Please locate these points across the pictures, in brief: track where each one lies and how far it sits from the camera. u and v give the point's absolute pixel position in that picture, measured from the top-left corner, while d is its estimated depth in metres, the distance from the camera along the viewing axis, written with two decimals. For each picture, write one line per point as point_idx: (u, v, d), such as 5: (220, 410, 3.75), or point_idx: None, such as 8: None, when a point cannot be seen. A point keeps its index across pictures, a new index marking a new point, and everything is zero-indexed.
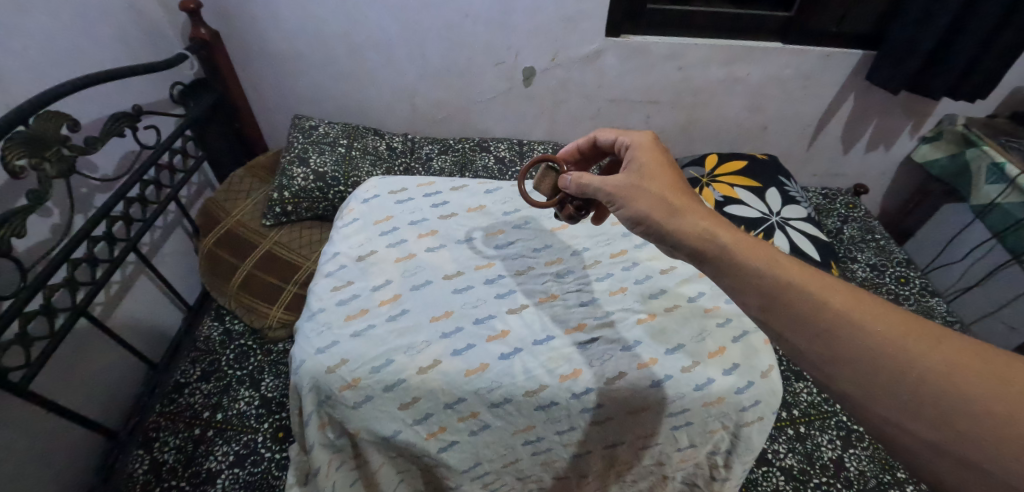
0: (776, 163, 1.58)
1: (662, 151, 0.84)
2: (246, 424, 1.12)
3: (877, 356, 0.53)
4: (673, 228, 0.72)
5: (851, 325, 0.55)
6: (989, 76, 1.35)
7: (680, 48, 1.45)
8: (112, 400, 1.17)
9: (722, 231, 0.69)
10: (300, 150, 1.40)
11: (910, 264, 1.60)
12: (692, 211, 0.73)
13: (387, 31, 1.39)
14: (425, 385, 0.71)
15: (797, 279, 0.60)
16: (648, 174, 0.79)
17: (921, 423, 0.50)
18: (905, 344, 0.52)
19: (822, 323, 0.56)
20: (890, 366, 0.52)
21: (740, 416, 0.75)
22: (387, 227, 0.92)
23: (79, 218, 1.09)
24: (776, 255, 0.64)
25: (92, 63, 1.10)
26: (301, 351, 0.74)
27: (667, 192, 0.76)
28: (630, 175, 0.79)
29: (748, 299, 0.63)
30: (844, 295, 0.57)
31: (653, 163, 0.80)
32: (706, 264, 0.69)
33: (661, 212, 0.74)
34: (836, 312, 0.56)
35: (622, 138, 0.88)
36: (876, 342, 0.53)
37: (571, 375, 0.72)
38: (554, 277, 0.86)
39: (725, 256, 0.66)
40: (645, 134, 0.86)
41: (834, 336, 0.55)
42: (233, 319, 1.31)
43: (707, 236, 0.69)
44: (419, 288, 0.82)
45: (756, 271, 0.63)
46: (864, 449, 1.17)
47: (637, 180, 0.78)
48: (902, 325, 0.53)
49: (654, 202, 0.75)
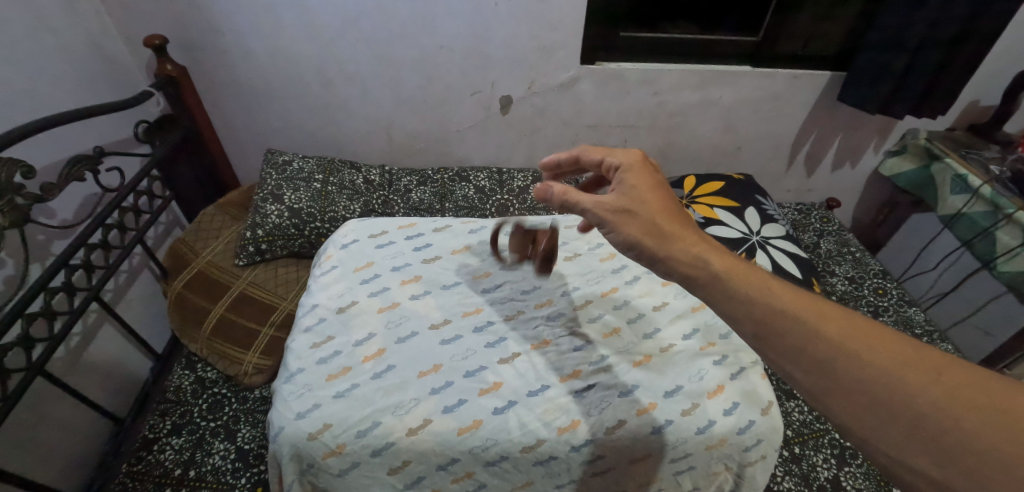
0: (751, 182, 1.61)
1: (651, 173, 0.82)
2: (221, 481, 1.06)
3: (874, 387, 0.52)
4: (663, 253, 0.71)
5: (846, 357, 0.54)
6: (949, 94, 1.41)
7: (654, 74, 1.48)
8: (73, 462, 1.08)
9: (715, 257, 0.68)
10: (273, 186, 1.35)
11: (886, 276, 1.63)
12: (682, 236, 0.72)
13: (361, 63, 1.38)
14: (415, 448, 0.67)
15: (791, 307, 0.59)
16: (638, 198, 0.77)
17: (922, 456, 0.49)
18: (902, 374, 0.51)
19: (816, 355, 0.55)
20: (886, 398, 0.51)
21: (743, 456, 0.73)
22: (368, 274, 0.88)
23: (35, 267, 1.02)
24: (768, 281, 0.64)
25: (52, 106, 1.05)
26: (278, 416, 0.70)
27: (656, 217, 0.74)
28: (619, 196, 0.78)
29: (739, 327, 0.62)
30: (837, 323, 0.57)
31: (642, 186, 0.79)
32: (696, 289, 0.68)
33: (652, 238, 0.73)
34: (831, 343, 0.55)
35: (609, 159, 0.85)
36: (873, 373, 0.53)
37: (569, 427, 0.70)
38: (545, 321, 0.84)
39: (715, 282, 0.66)
40: (634, 154, 0.83)
41: (830, 368, 0.54)
42: (206, 367, 1.24)
43: (698, 262, 0.68)
44: (406, 340, 0.79)
45: (748, 298, 0.62)
46: (858, 467, 1.17)
47: (626, 203, 0.76)
48: (897, 353, 0.53)
49: (644, 229, 0.74)
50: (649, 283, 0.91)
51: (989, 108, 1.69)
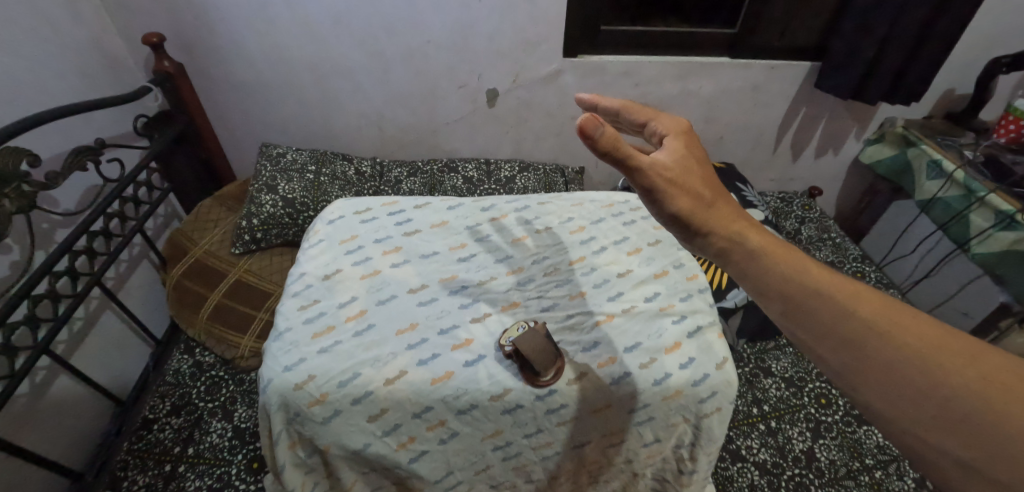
0: (732, 170, 1.66)
1: (697, 144, 0.75)
2: (218, 457, 1.11)
3: (902, 367, 0.53)
4: (708, 229, 0.68)
5: (875, 335, 0.55)
6: (921, 81, 1.45)
7: (634, 66, 1.53)
8: (77, 441, 1.13)
9: (753, 235, 0.67)
10: (268, 177, 1.40)
11: (865, 260, 1.68)
12: (724, 209, 0.69)
13: (352, 58, 1.43)
14: (392, 396, 0.72)
15: (827, 289, 0.60)
16: (687, 169, 0.71)
17: (945, 435, 0.50)
18: (930, 356, 0.52)
19: (845, 331, 0.56)
20: (914, 378, 0.52)
21: (699, 408, 0.77)
22: (352, 246, 0.93)
23: (40, 253, 1.07)
24: (804, 261, 0.63)
25: (53, 99, 1.10)
26: (268, 369, 0.75)
27: (704, 190, 0.71)
28: (675, 165, 0.70)
29: (771, 305, 0.63)
30: (869, 303, 0.57)
31: (692, 157, 0.73)
32: (731, 265, 0.67)
33: (698, 213, 0.69)
34: (861, 321, 0.56)
35: (653, 125, 0.77)
36: (902, 354, 0.53)
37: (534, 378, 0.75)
38: (515, 286, 0.88)
39: (751, 259, 0.65)
40: (679, 121, 0.76)
41: (859, 347, 0.55)
42: (204, 351, 1.29)
43: (737, 238, 0.67)
44: (385, 302, 0.83)
45: (783, 276, 0.62)
46: (833, 439, 1.22)
47: (677, 174, 0.70)
48: (929, 335, 0.53)
49: (693, 203, 0.69)
50: (615, 252, 0.96)
51: (964, 96, 1.74)
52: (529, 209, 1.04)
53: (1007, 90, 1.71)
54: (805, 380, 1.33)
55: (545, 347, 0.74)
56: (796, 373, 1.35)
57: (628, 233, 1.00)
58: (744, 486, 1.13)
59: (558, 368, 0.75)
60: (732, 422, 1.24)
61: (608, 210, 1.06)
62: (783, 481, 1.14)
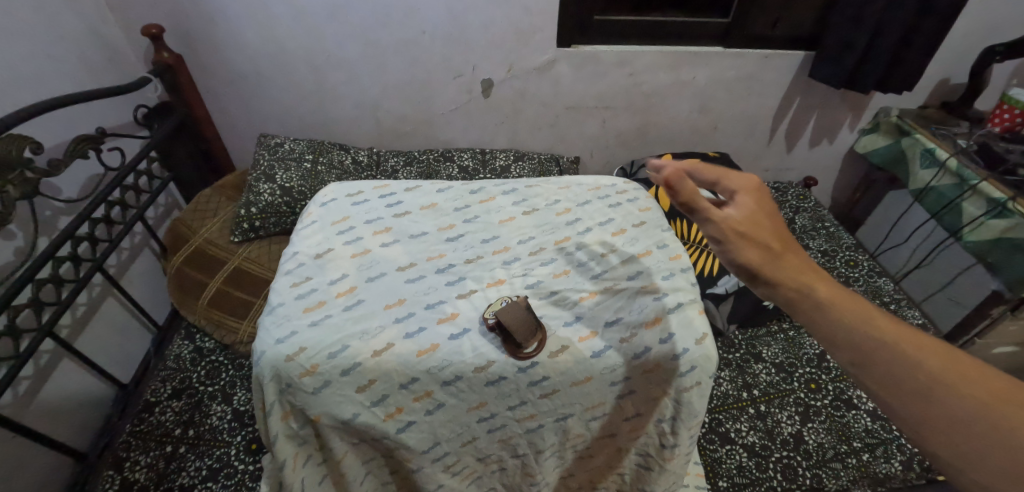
0: (726, 160, 1.63)
1: (770, 203, 0.69)
2: (218, 438, 1.14)
3: (978, 422, 0.50)
4: (784, 287, 0.62)
5: (947, 389, 0.52)
6: (914, 70, 1.46)
7: (628, 56, 1.54)
8: (80, 422, 1.16)
9: (823, 285, 0.61)
10: (266, 166, 1.42)
11: (859, 248, 1.69)
12: (794, 260, 0.64)
13: (348, 49, 1.44)
14: (379, 367, 0.75)
15: (894, 338, 0.56)
16: (759, 229, 0.65)
17: None
18: (1005, 411, 0.49)
19: (915, 384, 0.53)
20: (991, 434, 0.49)
21: (679, 382, 0.80)
22: (344, 226, 0.95)
23: (43, 240, 1.10)
24: (874, 312, 0.58)
25: (54, 89, 1.13)
26: (261, 342, 0.78)
27: (771, 242, 0.65)
28: (747, 221, 0.66)
29: (837, 356, 0.58)
30: (939, 354, 0.54)
31: (761, 210, 0.67)
32: (800, 319, 0.61)
33: (765, 265, 0.64)
34: (948, 383, 0.52)
35: (722, 183, 0.69)
36: (975, 409, 0.50)
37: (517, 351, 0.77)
38: (501, 264, 0.90)
39: (820, 312, 0.59)
40: (752, 179, 0.69)
41: (932, 401, 0.52)
42: (204, 336, 1.32)
43: (805, 289, 0.61)
44: (375, 280, 0.86)
45: (853, 329, 0.57)
46: (821, 422, 1.24)
47: (747, 229, 0.65)
48: (999, 388, 0.51)
49: (761, 255, 0.64)
50: (600, 233, 0.98)
51: (959, 85, 1.74)
52: (517, 192, 1.07)
53: (1002, 79, 1.72)
54: (795, 365, 1.35)
55: (526, 319, 0.76)
56: (787, 358, 1.36)
57: (612, 215, 1.03)
58: (731, 467, 1.16)
59: (540, 341, 0.78)
60: (721, 405, 1.26)
61: (594, 193, 1.09)
62: (770, 462, 1.16)
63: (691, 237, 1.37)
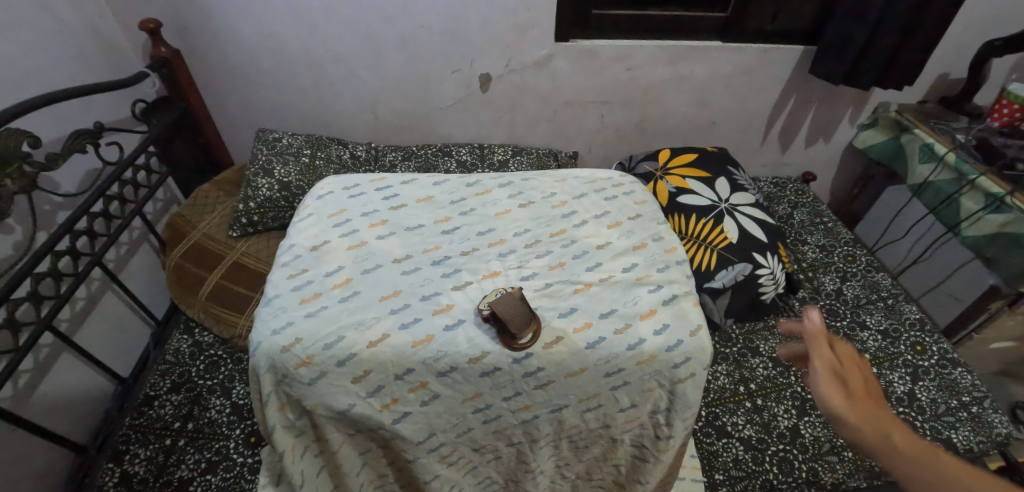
0: (725, 154, 1.62)
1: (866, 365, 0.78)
2: (217, 431, 1.14)
3: None
4: (866, 432, 0.69)
5: None
6: (912, 65, 1.46)
7: (626, 50, 1.54)
8: (80, 416, 1.17)
9: (904, 436, 0.67)
10: (264, 161, 1.42)
11: (857, 243, 1.69)
12: (879, 414, 0.71)
13: (346, 44, 1.44)
14: (375, 358, 0.75)
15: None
16: (852, 381, 0.75)
17: None
18: None
19: None
20: None
21: (673, 373, 0.81)
22: (340, 219, 0.96)
23: (42, 234, 1.10)
24: (955, 466, 0.63)
25: (51, 84, 1.13)
26: (258, 333, 0.78)
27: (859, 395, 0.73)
28: (840, 375, 0.76)
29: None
30: None
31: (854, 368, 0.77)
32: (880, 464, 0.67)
33: (850, 413, 0.71)
34: None
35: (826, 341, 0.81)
36: None
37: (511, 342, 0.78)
38: (496, 257, 0.91)
39: (898, 460, 0.65)
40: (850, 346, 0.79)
41: None
42: (203, 331, 1.32)
43: (887, 439, 0.68)
44: (371, 271, 0.86)
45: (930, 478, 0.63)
46: (818, 416, 1.24)
47: (841, 382, 0.75)
48: None
49: (849, 403, 0.72)
50: (596, 226, 0.98)
51: (959, 81, 1.74)
52: (513, 185, 1.08)
53: (1002, 74, 1.71)
54: None
55: (521, 310, 0.76)
56: None
57: (608, 208, 1.03)
58: (728, 461, 1.17)
59: (534, 333, 0.78)
60: (718, 399, 1.27)
61: (590, 186, 1.09)
62: (767, 456, 1.17)
63: (688, 231, 1.37)
